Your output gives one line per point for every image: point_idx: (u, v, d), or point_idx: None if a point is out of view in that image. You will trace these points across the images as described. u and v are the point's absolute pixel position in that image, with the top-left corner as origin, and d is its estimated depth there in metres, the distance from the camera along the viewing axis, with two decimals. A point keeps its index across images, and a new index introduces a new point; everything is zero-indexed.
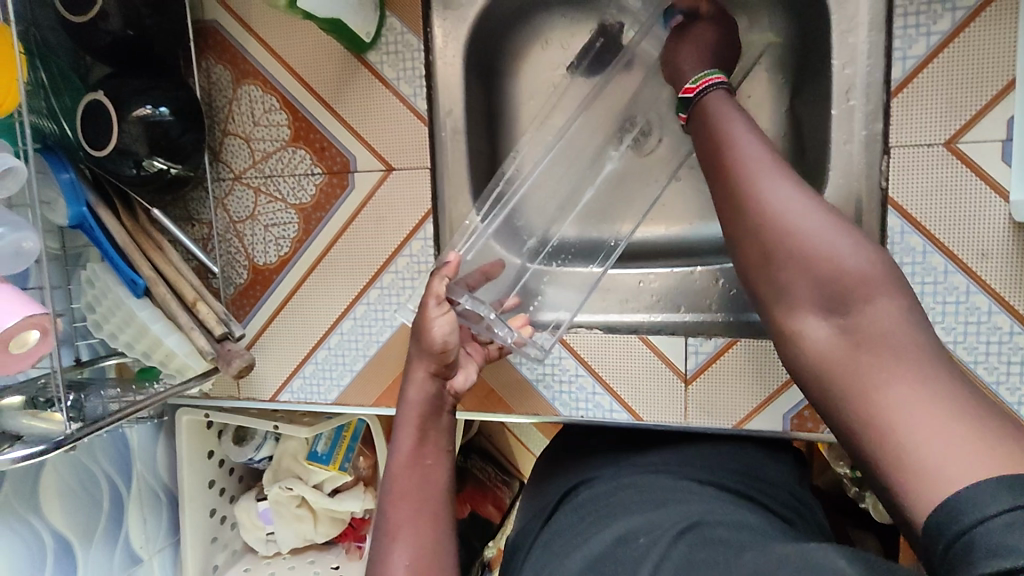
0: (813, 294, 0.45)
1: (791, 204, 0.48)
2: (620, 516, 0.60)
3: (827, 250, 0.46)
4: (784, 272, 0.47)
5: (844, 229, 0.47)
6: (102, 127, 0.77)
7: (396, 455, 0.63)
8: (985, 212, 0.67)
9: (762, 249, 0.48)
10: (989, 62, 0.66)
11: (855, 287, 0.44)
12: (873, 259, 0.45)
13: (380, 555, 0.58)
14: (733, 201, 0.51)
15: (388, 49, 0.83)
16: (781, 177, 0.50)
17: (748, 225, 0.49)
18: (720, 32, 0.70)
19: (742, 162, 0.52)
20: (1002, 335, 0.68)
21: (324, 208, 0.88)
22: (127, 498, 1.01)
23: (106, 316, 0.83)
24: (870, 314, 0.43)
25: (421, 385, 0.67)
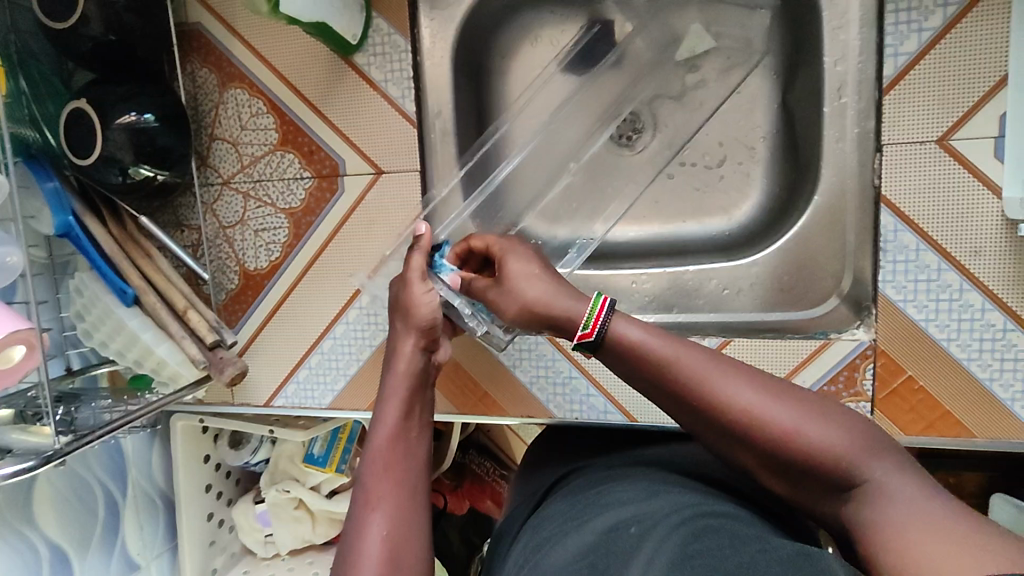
0: (823, 482, 0.49)
1: (759, 407, 0.51)
2: (609, 505, 0.60)
3: (816, 441, 0.49)
4: (794, 472, 0.50)
5: (810, 410, 0.51)
6: (85, 135, 0.76)
7: (380, 424, 0.62)
8: (979, 209, 0.67)
9: (762, 458, 0.51)
10: (981, 58, 0.65)
11: (858, 464, 0.49)
12: (851, 431, 0.50)
13: (355, 524, 0.57)
14: (709, 420, 0.53)
15: (375, 51, 0.81)
16: (734, 381, 0.53)
17: (738, 440, 0.52)
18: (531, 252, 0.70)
19: (689, 374, 0.54)
20: (995, 332, 0.68)
21: (314, 213, 0.87)
22: (123, 505, 1.01)
23: (96, 324, 0.83)
24: (875, 482, 0.48)
25: (409, 355, 0.66)
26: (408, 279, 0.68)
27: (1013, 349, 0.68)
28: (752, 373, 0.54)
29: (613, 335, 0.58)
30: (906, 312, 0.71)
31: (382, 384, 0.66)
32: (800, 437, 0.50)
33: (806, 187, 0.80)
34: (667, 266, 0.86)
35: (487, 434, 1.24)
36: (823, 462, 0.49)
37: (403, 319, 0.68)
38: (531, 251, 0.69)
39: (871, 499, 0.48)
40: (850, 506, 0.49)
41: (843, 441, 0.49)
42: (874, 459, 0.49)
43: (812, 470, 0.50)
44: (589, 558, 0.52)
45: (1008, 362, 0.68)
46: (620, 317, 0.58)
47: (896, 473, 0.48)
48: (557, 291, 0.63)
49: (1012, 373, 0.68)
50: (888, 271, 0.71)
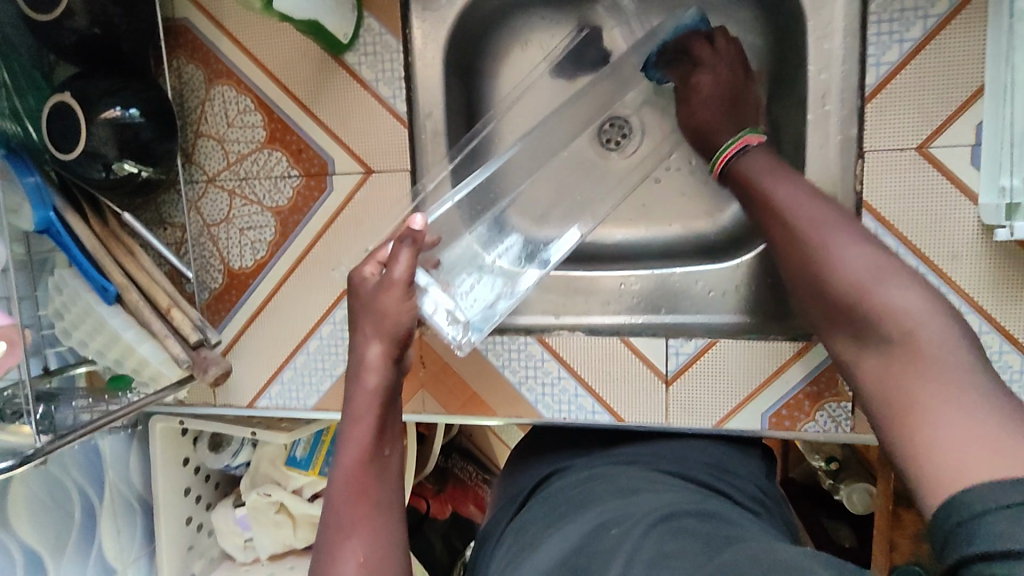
0: (869, 328, 0.47)
1: (837, 244, 0.50)
2: (595, 503, 0.61)
3: (879, 290, 0.47)
4: (851, 321, 0.48)
5: (898, 266, 0.48)
6: (68, 128, 0.75)
7: (349, 446, 0.61)
8: (956, 214, 0.69)
9: (827, 299, 0.50)
10: (959, 69, 0.67)
11: (919, 332, 0.44)
12: (933, 301, 0.45)
13: (330, 550, 0.58)
14: (789, 251, 0.54)
15: (366, 50, 0.81)
16: (826, 221, 0.53)
17: (809, 277, 0.51)
18: (730, 73, 0.77)
19: (782, 206, 0.56)
20: (972, 334, 0.70)
21: (302, 211, 0.86)
22: (100, 509, 0.99)
23: (75, 323, 0.81)
24: (923, 347, 0.43)
25: (376, 371, 0.64)
26: (390, 283, 0.65)
27: (987, 350, 0.70)
28: (853, 225, 0.52)
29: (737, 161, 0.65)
30: None
31: (350, 402, 0.64)
32: (866, 285, 0.47)
33: None
34: (655, 268, 0.86)
35: (467, 436, 1.27)
36: (880, 315, 0.46)
37: (374, 326, 0.65)
38: (728, 70, 0.77)
39: (919, 375, 0.42)
40: (883, 360, 0.45)
41: (911, 298, 0.45)
42: (939, 325, 0.44)
43: (867, 323, 0.47)
44: (577, 557, 0.52)
45: None
46: (755, 151, 0.65)
47: (963, 360, 0.42)
48: (724, 118, 0.75)
49: None
50: None
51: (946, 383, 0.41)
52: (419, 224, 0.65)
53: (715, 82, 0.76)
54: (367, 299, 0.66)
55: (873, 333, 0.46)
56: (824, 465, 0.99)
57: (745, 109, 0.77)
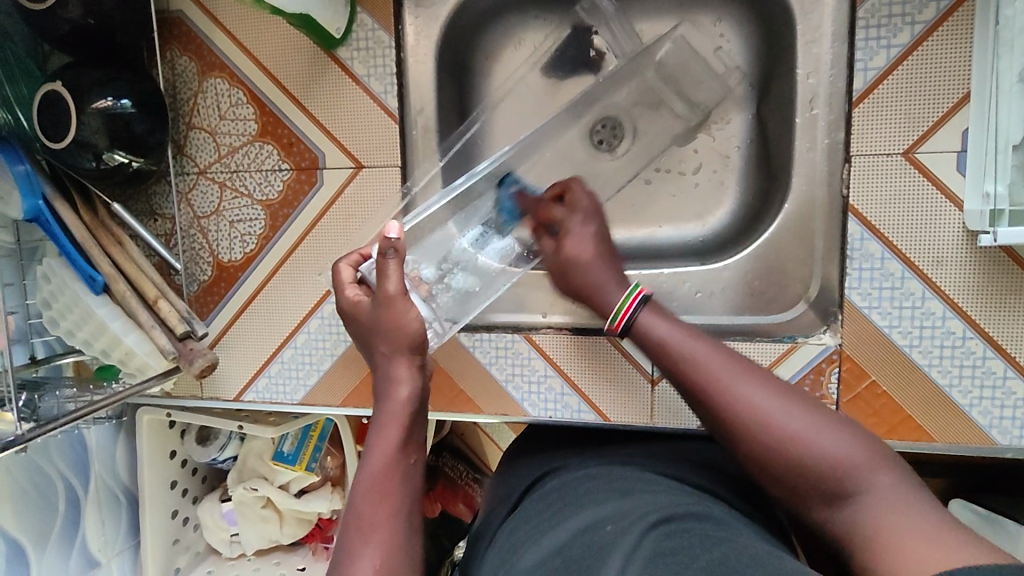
0: (815, 490, 0.50)
1: (764, 405, 0.54)
2: (591, 501, 0.61)
3: (816, 449, 0.50)
4: (787, 478, 0.51)
5: (828, 424, 0.52)
6: (59, 117, 0.75)
7: (377, 449, 0.61)
8: (941, 220, 0.69)
9: (758, 461, 0.53)
10: (945, 76, 0.68)
11: (861, 476, 0.49)
12: (860, 444, 0.50)
13: (346, 554, 0.57)
14: (718, 416, 0.56)
15: (358, 45, 0.82)
16: (746, 381, 0.56)
17: (739, 441, 0.54)
18: (602, 229, 0.79)
19: (700, 368, 0.58)
20: (955, 339, 0.70)
21: (292, 205, 0.87)
22: (85, 500, 0.99)
23: (62, 312, 0.81)
24: (872, 494, 0.48)
25: (408, 378, 0.65)
26: (389, 297, 0.66)
27: (971, 356, 0.70)
28: (769, 381, 0.56)
29: (643, 323, 0.66)
30: (870, 318, 0.73)
31: (378, 410, 0.65)
32: (800, 443, 0.51)
33: (776, 197, 0.81)
34: (643, 269, 0.86)
35: (459, 435, 1.27)
36: (821, 468, 0.50)
37: (388, 339, 0.66)
38: (596, 231, 0.79)
39: (859, 513, 0.48)
40: (847, 509, 0.49)
41: (844, 450, 0.50)
42: (873, 471, 0.49)
43: (803, 477, 0.51)
44: (564, 556, 0.52)
45: (967, 368, 0.71)
46: (649, 308, 0.67)
47: (900, 490, 0.48)
48: (610, 270, 0.76)
49: (971, 379, 0.71)
50: (853, 278, 0.73)
51: (898, 512, 0.46)
52: (394, 231, 0.67)
53: (584, 237, 0.78)
54: (372, 318, 0.67)
55: (813, 485, 0.50)
56: None
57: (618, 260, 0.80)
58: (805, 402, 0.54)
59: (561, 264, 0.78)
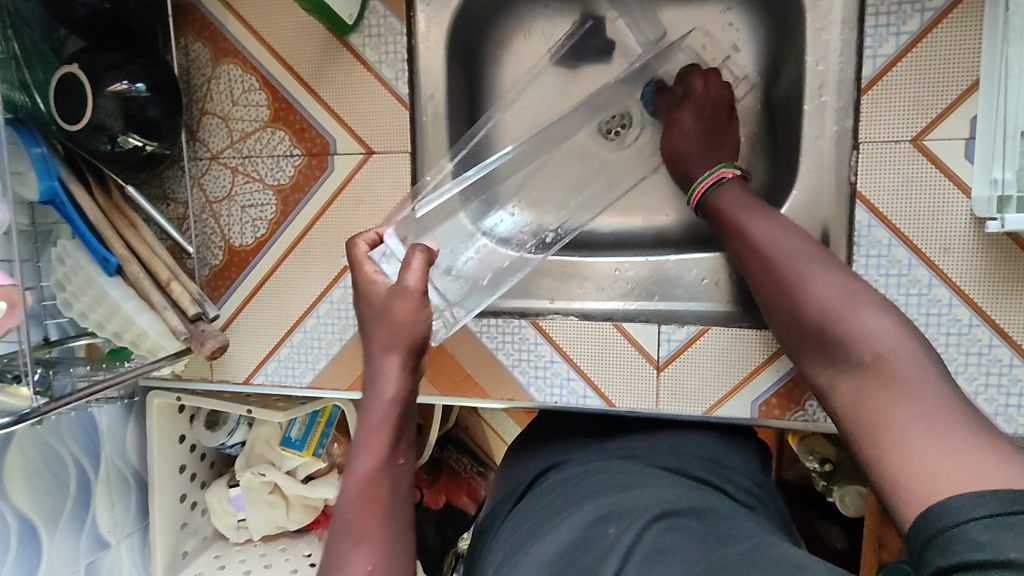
0: (852, 359, 0.53)
1: (823, 280, 0.58)
2: (589, 497, 0.61)
3: (862, 324, 0.53)
4: (831, 348, 0.55)
5: (886, 308, 0.54)
6: (76, 100, 0.76)
7: (364, 455, 0.62)
8: (949, 207, 0.70)
9: (810, 330, 0.57)
10: (955, 63, 0.68)
11: (895, 354, 0.50)
12: (901, 330, 0.52)
13: (337, 558, 0.58)
14: (782, 289, 0.61)
15: (370, 32, 0.83)
16: (814, 269, 0.60)
17: (797, 314, 0.59)
18: (710, 104, 0.81)
19: (771, 248, 0.64)
20: (961, 326, 0.71)
21: (302, 190, 0.87)
22: (95, 481, 1.00)
23: (77, 294, 0.82)
24: (902, 367, 0.49)
25: (394, 382, 0.65)
26: (406, 289, 0.67)
27: (977, 343, 0.70)
28: (836, 265, 0.60)
29: (716, 200, 0.72)
30: None
31: (365, 410, 0.65)
32: (846, 318, 0.54)
33: (784, 185, 0.82)
34: (650, 256, 0.87)
35: (463, 428, 1.27)
36: (857, 340, 0.53)
37: (390, 333, 0.66)
38: (709, 102, 0.81)
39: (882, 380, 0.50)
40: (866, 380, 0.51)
41: (885, 327, 0.52)
42: (910, 349, 0.50)
43: (844, 342, 0.54)
44: (570, 560, 0.52)
45: (973, 356, 0.71)
46: (728, 184, 0.72)
47: (928, 377, 0.48)
48: (701, 150, 0.80)
49: (976, 367, 0.71)
50: (861, 266, 0.73)
51: (909, 396, 0.47)
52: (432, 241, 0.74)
53: (698, 110, 0.81)
54: (379, 309, 0.67)
55: (850, 355, 0.53)
56: (820, 466, 0.95)
57: (726, 142, 0.82)
58: (861, 287, 0.57)
59: (672, 153, 0.82)
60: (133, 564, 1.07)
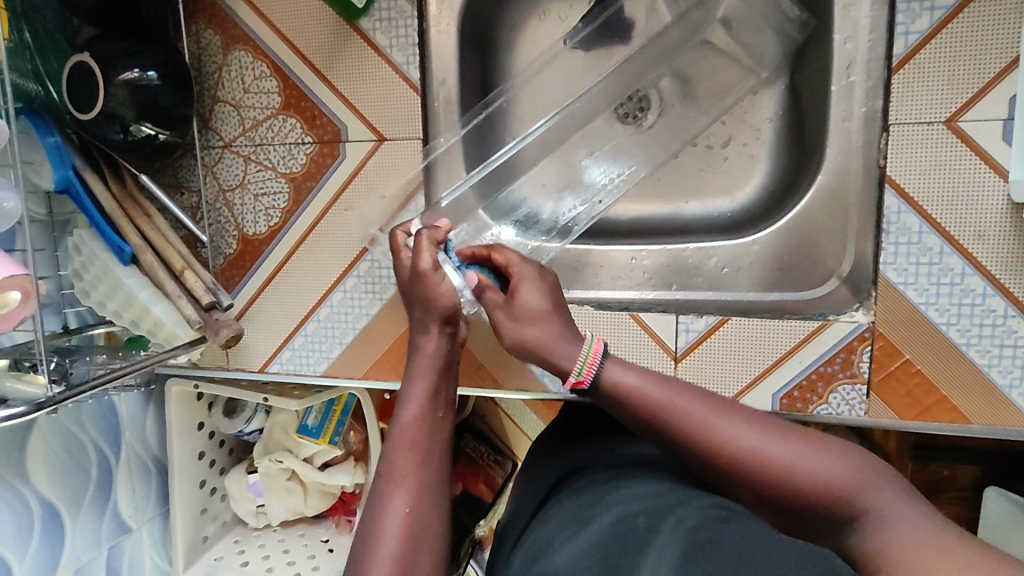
0: (824, 514, 0.52)
1: (752, 441, 0.55)
2: (625, 498, 0.57)
3: (816, 475, 0.52)
4: (796, 509, 0.53)
5: (813, 447, 0.54)
6: (88, 89, 0.76)
7: (408, 403, 0.64)
8: (984, 192, 0.66)
9: (766, 497, 0.54)
10: (992, 40, 0.64)
11: (864, 490, 0.52)
12: (848, 461, 0.53)
13: (377, 500, 0.59)
14: (719, 469, 0.56)
15: (380, 16, 0.81)
16: (732, 428, 0.56)
17: (745, 485, 0.55)
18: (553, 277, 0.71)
19: (686, 416, 0.57)
20: (996, 318, 0.67)
21: (315, 177, 0.87)
22: (116, 467, 1.01)
23: (94, 283, 0.83)
24: (879, 509, 0.51)
25: (436, 338, 0.67)
26: (422, 272, 0.67)
27: (1013, 335, 0.67)
28: (746, 416, 0.58)
29: (611, 377, 0.61)
30: (906, 295, 0.70)
31: (409, 365, 0.67)
32: (804, 479, 0.53)
33: (809, 170, 0.79)
34: (667, 243, 0.85)
35: (481, 417, 1.26)
36: (825, 496, 0.52)
37: (422, 305, 0.68)
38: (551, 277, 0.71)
39: (872, 530, 0.50)
40: (855, 531, 0.51)
41: (838, 472, 0.52)
42: (870, 487, 0.52)
43: (809, 500, 0.52)
44: (600, 552, 0.49)
45: (1008, 349, 0.68)
46: (615, 361, 0.62)
47: (899, 503, 0.51)
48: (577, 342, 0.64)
49: (1011, 359, 0.68)
50: (889, 253, 0.70)
51: (898, 528, 0.49)
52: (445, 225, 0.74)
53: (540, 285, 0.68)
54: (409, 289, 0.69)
55: (821, 510, 0.52)
56: None
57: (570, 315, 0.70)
58: (788, 433, 0.56)
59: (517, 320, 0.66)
60: (155, 548, 1.09)
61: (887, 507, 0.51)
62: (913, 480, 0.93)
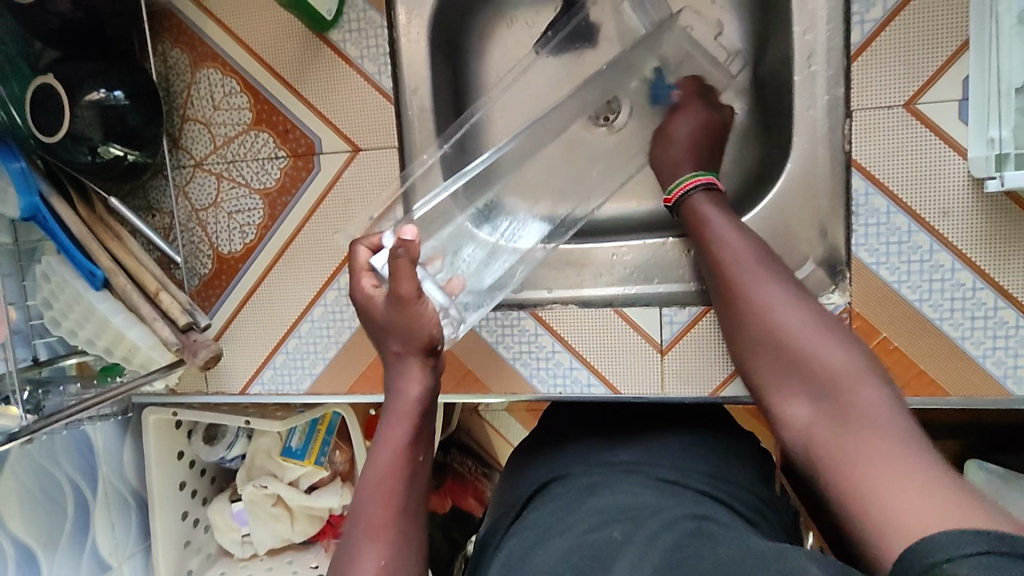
0: (805, 386, 0.52)
1: (779, 303, 0.57)
2: (616, 501, 0.58)
3: (815, 348, 0.52)
4: (774, 369, 0.55)
5: (834, 333, 0.53)
6: (53, 111, 0.75)
7: (385, 448, 0.60)
8: (946, 170, 0.69)
9: (766, 348, 0.56)
10: (943, 25, 0.67)
11: (848, 379, 0.49)
12: (857, 357, 0.51)
13: (353, 547, 0.57)
14: (732, 306, 0.61)
15: (350, 27, 0.81)
16: (768, 277, 0.60)
17: (748, 327, 0.59)
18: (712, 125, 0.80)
19: (733, 263, 0.63)
20: (966, 291, 0.70)
21: (290, 192, 0.86)
22: (94, 502, 0.98)
23: (64, 312, 0.80)
24: (856, 399, 0.48)
25: (418, 378, 0.63)
26: (404, 300, 0.63)
27: (983, 307, 0.70)
28: (789, 282, 0.60)
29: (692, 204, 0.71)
30: (879, 274, 0.72)
31: (386, 404, 0.63)
32: (792, 343, 0.54)
33: (777, 160, 0.80)
34: (647, 238, 0.84)
35: (468, 432, 1.25)
36: (806, 364, 0.52)
37: (402, 339, 0.64)
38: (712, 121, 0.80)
39: (836, 411, 0.48)
40: (822, 408, 0.49)
41: (839, 351, 0.51)
42: (862, 381, 0.49)
43: (803, 363, 0.53)
44: (589, 551, 0.50)
45: (979, 320, 0.70)
46: (701, 194, 0.71)
47: (881, 399, 0.47)
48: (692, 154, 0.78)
49: (983, 331, 0.70)
50: (860, 235, 0.72)
51: (842, 421, 0.47)
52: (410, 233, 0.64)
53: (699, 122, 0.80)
54: (387, 319, 0.65)
55: (794, 378, 0.53)
56: None
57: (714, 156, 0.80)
58: (818, 314, 0.55)
59: (659, 134, 0.81)
60: None
61: (867, 399, 0.47)
62: None
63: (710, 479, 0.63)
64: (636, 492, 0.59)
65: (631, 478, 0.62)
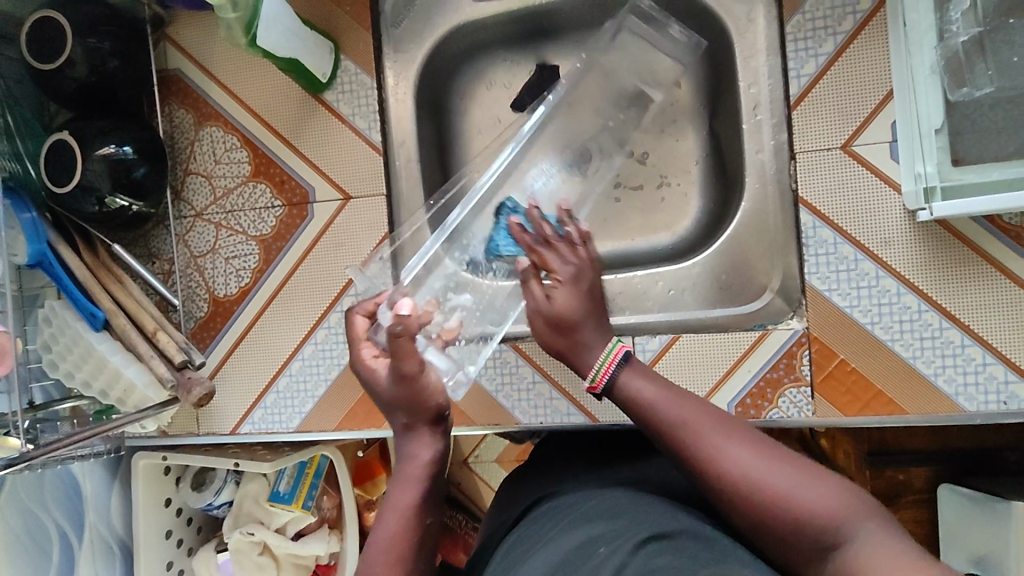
0: (810, 541, 0.51)
1: (742, 460, 0.55)
2: (591, 519, 0.61)
3: (800, 501, 0.52)
4: (782, 538, 0.53)
5: (804, 474, 0.54)
6: (66, 164, 0.81)
7: (392, 510, 0.61)
8: (884, 203, 0.76)
9: (754, 518, 0.53)
10: (869, 77, 0.76)
11: (846, 526, 0.51)
12: (843, 493, 0.52)
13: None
14: (700, 479, 0.57)
15: (343, 88, 0.90)
16: (716, 433, 0.57)
17: (721, 493, 0.55)
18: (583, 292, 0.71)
19: (681, 433, 0.58)
20: (912, 313, 0.75)
21: (284, 238, 0.92)
22: (79, 550, 0.99)
23: (63, 354, 0.84)
24: (859, 545, 0.50)
25: (429, 444, 0.64)
26: (412, 376, 0.63)
27: (929, 328, 0.75)
28: (735, 429, 0.57)
29: (627, 386, 0.64)
30: (832, 299, 0.78)
31: (394, 467, 0.65)
32: (778, 508, 0.52)
33: (734, 199, 0.87)
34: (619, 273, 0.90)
35: (458, 486, 1.24)
36: (809, 528, 0.51)
37: (408, 410, 0.64)
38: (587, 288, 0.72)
39: (853, 564, 0.49)
40: (838, 562, 0.50)
41: (825, 501, 0.51)
42: (856, 522, 0.51)
43: (799, 524, 0.52)
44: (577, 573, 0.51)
45: (927, 341, 0.75)
46: (631, 372, 0.64)
47: (882, 540, 0.50)
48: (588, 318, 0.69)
49: (931, 350, 0.75)
50: (812, 265, 0.78)
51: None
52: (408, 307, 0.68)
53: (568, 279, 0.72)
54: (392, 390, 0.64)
55: (802, 545, 0.52)
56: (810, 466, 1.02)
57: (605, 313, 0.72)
58: (781, 456, 0.55)
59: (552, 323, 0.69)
60: None
61: (869, 545, 0.50)
62: (873, 486, 1.00)
63: (686, 494, 0.66)
64: (614, 507, 0.62)
65: (610, 495, 0.65)
